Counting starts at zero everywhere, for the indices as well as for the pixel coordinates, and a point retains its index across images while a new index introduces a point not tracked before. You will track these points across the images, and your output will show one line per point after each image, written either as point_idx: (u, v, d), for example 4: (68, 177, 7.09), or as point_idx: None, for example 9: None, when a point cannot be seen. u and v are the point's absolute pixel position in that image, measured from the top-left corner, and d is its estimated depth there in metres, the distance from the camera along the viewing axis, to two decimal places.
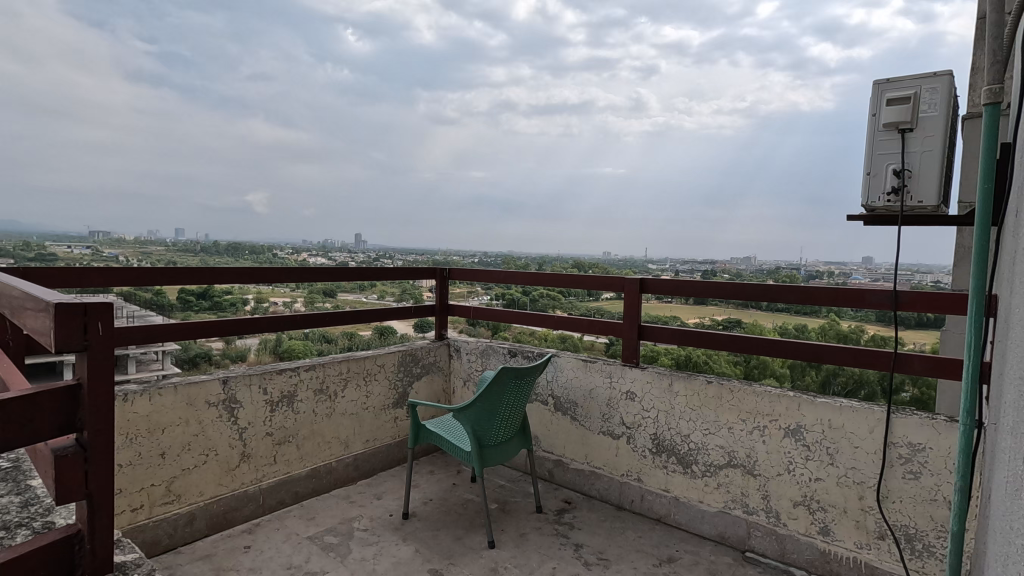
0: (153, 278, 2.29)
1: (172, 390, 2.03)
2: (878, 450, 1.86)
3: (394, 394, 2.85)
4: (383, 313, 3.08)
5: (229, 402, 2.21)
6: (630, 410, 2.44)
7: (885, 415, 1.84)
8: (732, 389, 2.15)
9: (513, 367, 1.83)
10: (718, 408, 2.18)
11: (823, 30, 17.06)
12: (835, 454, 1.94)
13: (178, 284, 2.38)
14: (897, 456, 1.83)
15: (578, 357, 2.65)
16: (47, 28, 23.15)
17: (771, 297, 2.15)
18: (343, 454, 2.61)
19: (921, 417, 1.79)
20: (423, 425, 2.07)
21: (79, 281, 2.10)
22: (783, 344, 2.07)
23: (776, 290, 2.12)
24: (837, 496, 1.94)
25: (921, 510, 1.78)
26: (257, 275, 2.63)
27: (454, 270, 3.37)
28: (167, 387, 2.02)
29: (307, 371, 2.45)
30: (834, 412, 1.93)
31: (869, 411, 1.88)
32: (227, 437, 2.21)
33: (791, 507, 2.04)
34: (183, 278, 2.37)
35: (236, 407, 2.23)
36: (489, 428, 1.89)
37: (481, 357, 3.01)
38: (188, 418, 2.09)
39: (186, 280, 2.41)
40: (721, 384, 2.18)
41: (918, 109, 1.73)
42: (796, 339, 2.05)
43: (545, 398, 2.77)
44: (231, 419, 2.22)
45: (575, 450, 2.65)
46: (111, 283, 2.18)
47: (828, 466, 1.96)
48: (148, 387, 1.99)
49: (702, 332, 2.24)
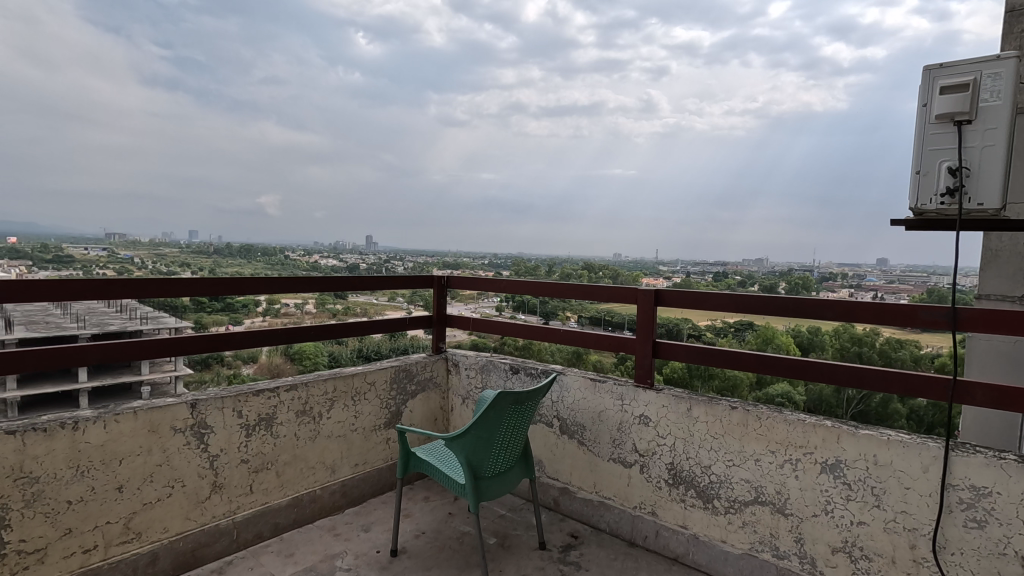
0: (113, 290, 1.95)
1: (132, 415, 1.75)
2: (932, 493, 1.52)
3: (386, 414, 2.52)
4: (382, 324, 2.70)
5: (199, 428, 1.91)
6: (644, 436, 2.08)
7: (942, 453, 1.50)
8: (761, 415, 1.80)
9: (512, 389, 1.48)
10: (745, 436, 1.83)
11: (837, 30, 17.02)
12: (879, 495, 1.60)
13: (141, 298, 2.01)
14: (958, 501, 1.48)
15: (586, 374, 2.29)
16: (61, 32, 23.24)
17: (807, 313, 1.76)
18: (330, 480, 2.30)
19: (988, 457, 1.45)
20: (412, 453, 1.72)
21: (19, 295, 1.74)
22: (811, 368, 1.72)
23: (810, 306, 1.75)
24: (885, 544, 1.59)
25: (986, 564, 1.44)
26: (234, 286, 2.25)
27: (454, 277, 2.90)
28: (126, 412, 1.74)
29: (287, 391, 2.14)
30: (881, 447, 1.59)
31: (922, 446, 1.54)
32: (197, 466, 1.91)
33: (829, 553, 1.69)
34: (151, 288, 2.02)
35: (206, 432, 1.93)
36: (485, 459, 1.53)
37: (482, 373, 2.63)
38: (150, 446, 1.80)
39: (149, 290, 2.04)
40: (749, 411, 1.83)
41: (977, 97, 1.44)
42: (828, 359, 1.70)
43: (550, 419, 2.40)
44: (202, 447, 1.92)
45: (582, 477, 2.29)
46: (58, 295, 1.81)
47: (874, 509, 1.61)
48: (104, 412, 1.72)
49: (729, 352, 1.89)
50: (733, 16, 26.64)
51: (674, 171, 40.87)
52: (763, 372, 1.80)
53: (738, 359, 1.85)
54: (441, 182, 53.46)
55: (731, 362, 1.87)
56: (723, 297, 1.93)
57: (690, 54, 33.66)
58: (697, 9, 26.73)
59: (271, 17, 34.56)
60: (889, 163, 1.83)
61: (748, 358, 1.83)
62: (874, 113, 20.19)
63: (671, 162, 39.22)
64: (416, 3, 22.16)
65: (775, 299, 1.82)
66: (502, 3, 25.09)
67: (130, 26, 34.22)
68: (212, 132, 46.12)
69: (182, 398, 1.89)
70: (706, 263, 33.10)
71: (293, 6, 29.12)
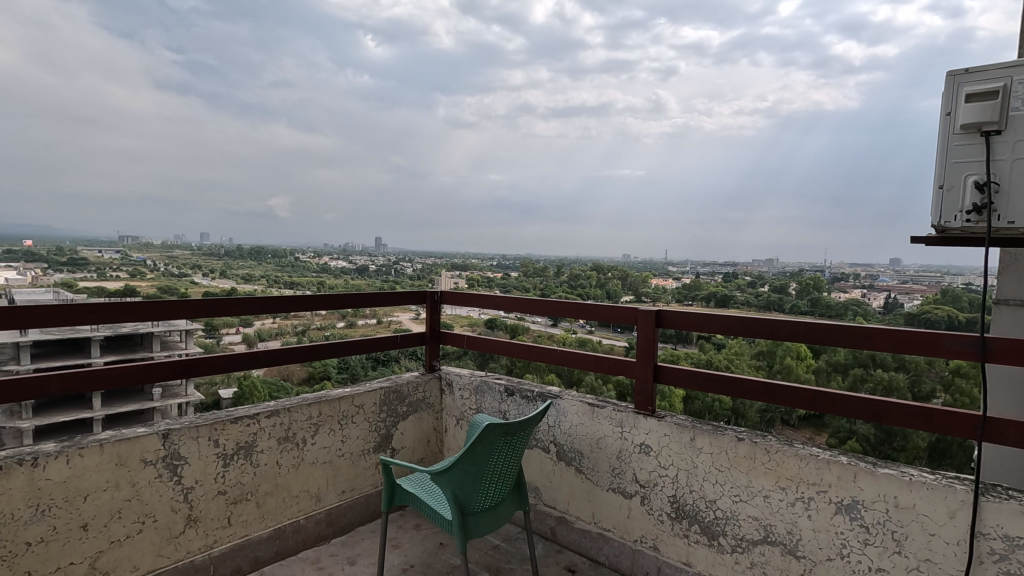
0: (75, 315, 1.76)
1: (98, 448, 1.58)
2: (962, 541, 1.35)
3: (376, 437, 2.35)
4: (375, 343, 2.56)
5: (172, 459, 1.73)
6: (644, 465, 1.89)
7: (970, 498, 1.33)
8: (771, 448, 1.62)
9: (498, 422, 1.39)
10: (753, 472, 1.65)
11: (846, 27, 17.12)
12: (901, 541, 1.42)
13: (110, 321, 1.85)
14: (987, 552, 1.32)
15: (583, 399, 2.10)
16: (77, 38, 23.87)
17: (816, 339, 1.62)
18: (315, 510, 2.12)
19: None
20: (395, 485, 1.60)
21: None
22: (831, 398, 1.59)
23: (826, 332, 1.62)
24: None
25: None
26: (213, 308, 2.07)
27: (446, 292, 2.76)
28: (91, 446, 1.57)
29: (268, 418, 1.96)
30: (900, 488, 1.41)
31: (948, 490, 1.36)
32: (170, 499, 1.73)
33: None
34: (119, 313, 1.86)
35: (180, 463, 1.75)
36: (472, 494, 1.43)
37: (476, 394, 2.47)
38: (117, 481, 1.63)
39: (118, 315, 1.87)
40: (760, 443, 1.64)
41: (1007, 106, 1.32)
42: (845, 391, 1.57)
43: (546, 444, 2.20)
44: (175, 480, 1.74)
45: (581, 507, 2.08)
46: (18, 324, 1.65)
47: (894, 555, 1.43)
48: (68, 446, 1.56)
49: (735, 378, 1.75)
50: (742, 15, 26.51)
51: (682, 171, 40.80)
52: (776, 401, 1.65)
53: (750, 386, 1.71)
54: (450, 183, 53.87)
55: (736, 390, 1.73)
56: (732, 320, 1.77)
57: (699, 54, 33.77)
58: (705, 10, 26.89)
59: (282, 21, 34.65)
60: (908, 173, 1.69)
61: (762, 388, 1.70)
62: (886, 112, 20.13)
63: (677, 162, 39.21)
64: (426, 6, 22.36)
65: (795, 321, 1.66)
66: (511, 4, 24.92)
67: (144, 32, 34.95)
68: (222, 135, 47.68)
69: (153, 427, 1.72)
70: (715, 266, 33.17)
71: (302, 12, 29.37)
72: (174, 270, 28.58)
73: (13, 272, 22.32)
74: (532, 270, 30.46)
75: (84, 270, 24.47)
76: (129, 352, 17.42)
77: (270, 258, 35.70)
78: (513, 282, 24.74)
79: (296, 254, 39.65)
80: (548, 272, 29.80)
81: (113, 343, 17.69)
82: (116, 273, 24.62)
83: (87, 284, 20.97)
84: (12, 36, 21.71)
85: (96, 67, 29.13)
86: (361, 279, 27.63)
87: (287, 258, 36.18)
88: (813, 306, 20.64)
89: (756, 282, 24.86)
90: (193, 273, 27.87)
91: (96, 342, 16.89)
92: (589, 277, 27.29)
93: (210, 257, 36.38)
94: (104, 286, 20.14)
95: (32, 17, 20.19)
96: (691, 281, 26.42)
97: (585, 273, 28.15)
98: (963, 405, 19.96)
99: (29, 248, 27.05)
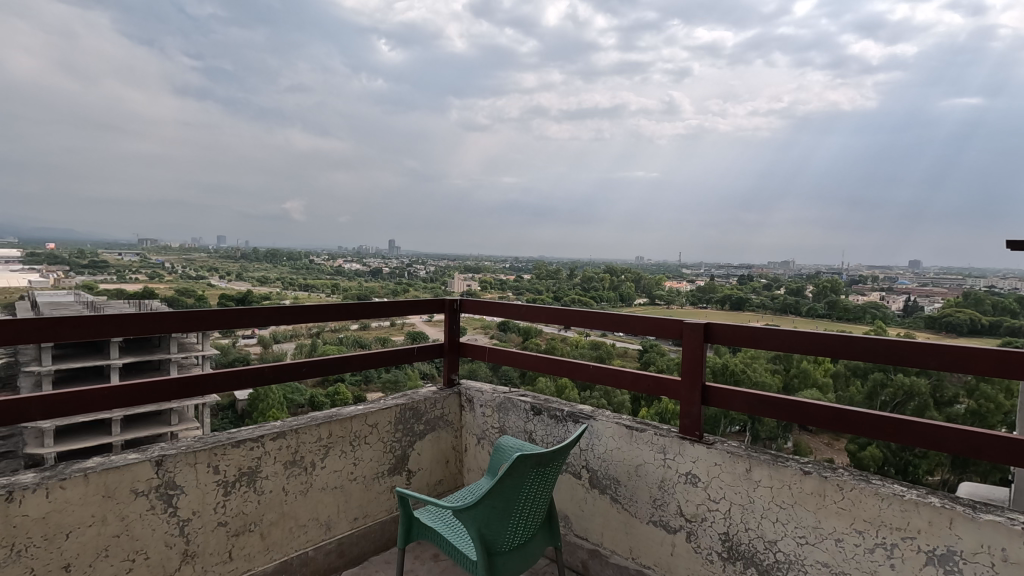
0: (58, 331, 1.61)
1: (82, 479, 1.46)
2: None
3: (390, 459, 2.20)
4: (393, 354, 2.41)
5: (166, 490, 1.60)
6: (691, 498, 1.72)
7: None
8: (845, 485, 1.45)
9: (532, 452, 1.23)
10: (820, 510, 1.48)
11: (865, 25, 16.83)
12: None
13: (101, 336, 1.67)
14: None
15: (620, 421, 1.95)
16: (98, 44, 24.44)
17: (890, 358, 1.45)
18: (324, 540, 1.98)
19: None
20: (416, 519, 1.46)
21: None
22: (914, 429, 1.42)
23: (902, 353, 1.45)
24: None
25: None
26: (214, 321, 1.90)
27: (465, 301, 2.59)
28: (75, 477, 1.45)
29: (273, 439, 1.83)
30: (1005, 539, 1.23)
31: None
32: (163, 534, 1.60)
33: None
34: (104, 328, 1.67)
35: (175, 494, 1.62)
36: (500, 533, 1.28)
37: (499, 413, 2.32)
38: (104, 515, 1.50)
39: (109, 329, 1.68)
40: (831, 478, 1.47)
41: None
42: (932, 422, 1.39)
43: (578, 469, 2.05)
44: (170, 512, 1.61)
45: (616, 539, 1.92)
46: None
47: None
48: (50, 478, 1.44)
49: (795, 403, 1.57)
50: (758, 15, 26.24)
51: None
52: (851, 431, 1.47)
53: (815, 411, 1.54)
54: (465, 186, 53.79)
55: (797, 418, 1.56)
56: (793, 337, 1.60)
57: None
58: (720, 10, 26.33)
59: (297, 27, 34.75)
60: None
61: (824, 412, 1.53)
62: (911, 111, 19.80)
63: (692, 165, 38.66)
64: (445, 10, 22.13)
65: (865, 338, 1.49)
66: None
67: (162, 39, 35.98)
68: (240, 139, 48.82)
69: (146, 454, 1.60)
70: (731, 269, 33.39)
71: (317, 17, 29.26)
72: (192, 273, 29.14)
73: (37, 275, 22.93)
74: (544, 272, 30.48)
75: (105, 274, 25.02)
76: (147, 353, 17.68)
77: (286, 261, 36.30)
78: (526, 285, 24.63)
79: (312, 258, 40.25)
80: (561, 274, 29.80)
81: (132, 344, 18.00)
82: (135, 277, 25.14)
83: (107, 287, 21.45)
84: (35, 44, 22.31)
85: (116, 74, 29.87)
86: (374, 282, 27.73)
87: (302, 262, 36.61)
88: (831, 309, 20.39)
89: (771, 285, 25.03)
90: (211, 276, 28.35)
91: (115, 343, 17.21)
92: (602, 280, 27.22)
93: (226, 259, 37.15)
94: (123, 288, 20.57)
95: (56, 25, 20.69)
96: (705, 283, 26.26)
97: (598, 275, 28.09)
98: (989, 410, 19.89)
99: (54, 253, 27.93)
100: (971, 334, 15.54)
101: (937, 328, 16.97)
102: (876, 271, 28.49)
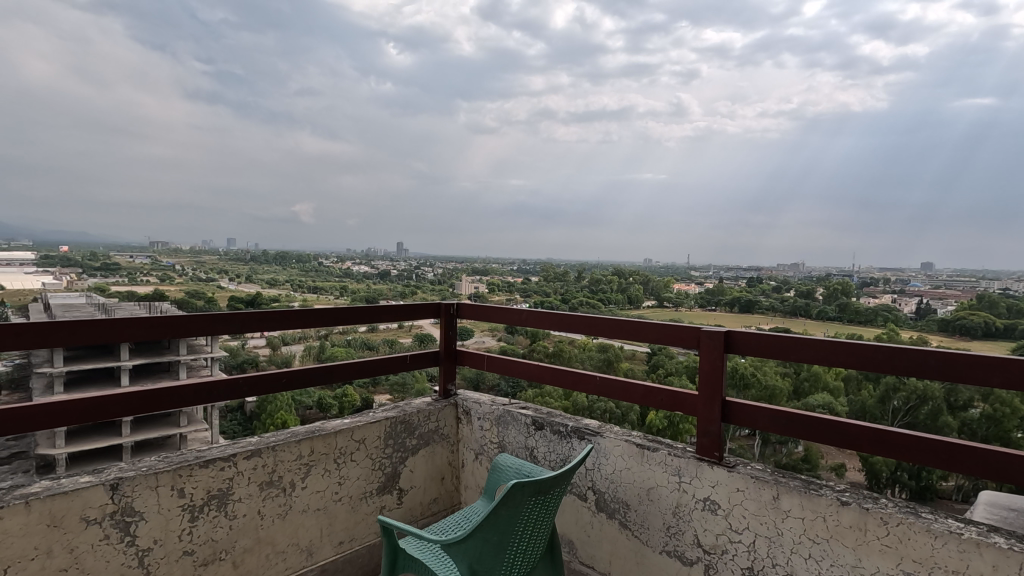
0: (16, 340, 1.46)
1: (25, 507, 1.34)
2: None
3: (380, 477, 2.07)
4: (385, 364, 2.24)
5: (126, 515, 1.49)
6: (709, 525, 1.58)
7: None
8: (891, 519, 1.30)
9: (529, 479, 1.10)
10: (858, 545, 1.33)
11: (874, 28, 16.74)
12: None
13: (59, 344, 1.50)
14: None
15: (629, 438, 1.80)
16: (113, 52, 24.94)
17: (936, 374, 1.30)
18: (307, 566, 1.85)
19: None
20: (402, 550, 1.33)
21: None
22: (972, 456, 1.25)
23: (959, 367, 1.27)
24: None
25: None
26: (187, 329, 1.73)
27: (463, 305, 2.43)
28: (18, 505, 1.33)
29: (247, 459, 1.70)
30: None
31: None
32: (120, 565, 1.47)
33: None
34: (58, 334, 1.49)
35: (134, 522, 1.50)
36: (492, 568, 1.14)
37: (498, 427, 2.18)
38: (53, 544, 1.38)
39: (72, 336, 1.52)
40: (874, 510, 1.32)
41: None
42: (989, 449, 1.23)
43: (583, 490, 1.91)
44: (129, 541, 1.49)
45: (625, 567, 1.77)
46: None
47: None
48: None
49: (825, 422, 1.42)
50: (764, 17, 26.33)
51: None
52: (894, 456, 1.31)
53: (850, 432, 1.39)
54: None
55: (830, 438, 1.41)
56: (827, 347, 1.44)
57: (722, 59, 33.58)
58: (728, 11, 26.27)
59: None
60: None
61: (862, 433, 1.38)
62: None
63: None
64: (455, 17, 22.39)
65: (911, 349, 1.32)
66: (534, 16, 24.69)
67: (174, 44, 36.51)
68: (250, 143, 49.62)
69: (103, 478, 1.48)
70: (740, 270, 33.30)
71: None
72: (202, 275, 29.49)
73: (50, 278, 23.29)
74: (552, 274, 30.51)
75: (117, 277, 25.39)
76: (157, 356, 17.85)
77: (294, 264, 36.63)
78: (532, 287, 24.66)
79: (321, 260, 40.53)
80: (569, 276, 29.77)
81: (143, 347, 18.17)
82: (148, 279, 25.49)
83: (117, 288, 21.67)
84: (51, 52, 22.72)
85: (129, 80, 30.48)
86: (382, 285, 27.75)
87: (310, 264, 36.95)
88: (841, 313, 20.19)
89: (781, 287, 24.76)
90: (221, 279, 28.63)
91: (125, 346, 17.37)
92: (609, 282, 27.19)
93: (236, 262, 37.61)
94: (135, 291, 20.80)
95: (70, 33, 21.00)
96: (714, 286, 26.12)
97: (606, 278, 28.09)
98: (1004, 415, 19.57)
99: (67, 256, 28.50)
100: (984, 337, 15.35)
101: (951, 331, 16.77)
102: (889, 272, 28.05)
